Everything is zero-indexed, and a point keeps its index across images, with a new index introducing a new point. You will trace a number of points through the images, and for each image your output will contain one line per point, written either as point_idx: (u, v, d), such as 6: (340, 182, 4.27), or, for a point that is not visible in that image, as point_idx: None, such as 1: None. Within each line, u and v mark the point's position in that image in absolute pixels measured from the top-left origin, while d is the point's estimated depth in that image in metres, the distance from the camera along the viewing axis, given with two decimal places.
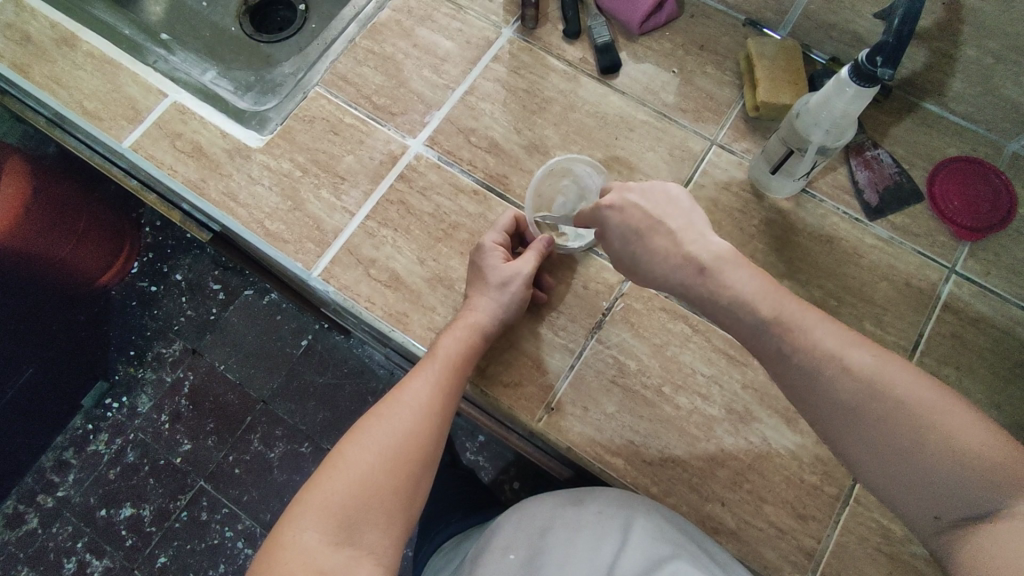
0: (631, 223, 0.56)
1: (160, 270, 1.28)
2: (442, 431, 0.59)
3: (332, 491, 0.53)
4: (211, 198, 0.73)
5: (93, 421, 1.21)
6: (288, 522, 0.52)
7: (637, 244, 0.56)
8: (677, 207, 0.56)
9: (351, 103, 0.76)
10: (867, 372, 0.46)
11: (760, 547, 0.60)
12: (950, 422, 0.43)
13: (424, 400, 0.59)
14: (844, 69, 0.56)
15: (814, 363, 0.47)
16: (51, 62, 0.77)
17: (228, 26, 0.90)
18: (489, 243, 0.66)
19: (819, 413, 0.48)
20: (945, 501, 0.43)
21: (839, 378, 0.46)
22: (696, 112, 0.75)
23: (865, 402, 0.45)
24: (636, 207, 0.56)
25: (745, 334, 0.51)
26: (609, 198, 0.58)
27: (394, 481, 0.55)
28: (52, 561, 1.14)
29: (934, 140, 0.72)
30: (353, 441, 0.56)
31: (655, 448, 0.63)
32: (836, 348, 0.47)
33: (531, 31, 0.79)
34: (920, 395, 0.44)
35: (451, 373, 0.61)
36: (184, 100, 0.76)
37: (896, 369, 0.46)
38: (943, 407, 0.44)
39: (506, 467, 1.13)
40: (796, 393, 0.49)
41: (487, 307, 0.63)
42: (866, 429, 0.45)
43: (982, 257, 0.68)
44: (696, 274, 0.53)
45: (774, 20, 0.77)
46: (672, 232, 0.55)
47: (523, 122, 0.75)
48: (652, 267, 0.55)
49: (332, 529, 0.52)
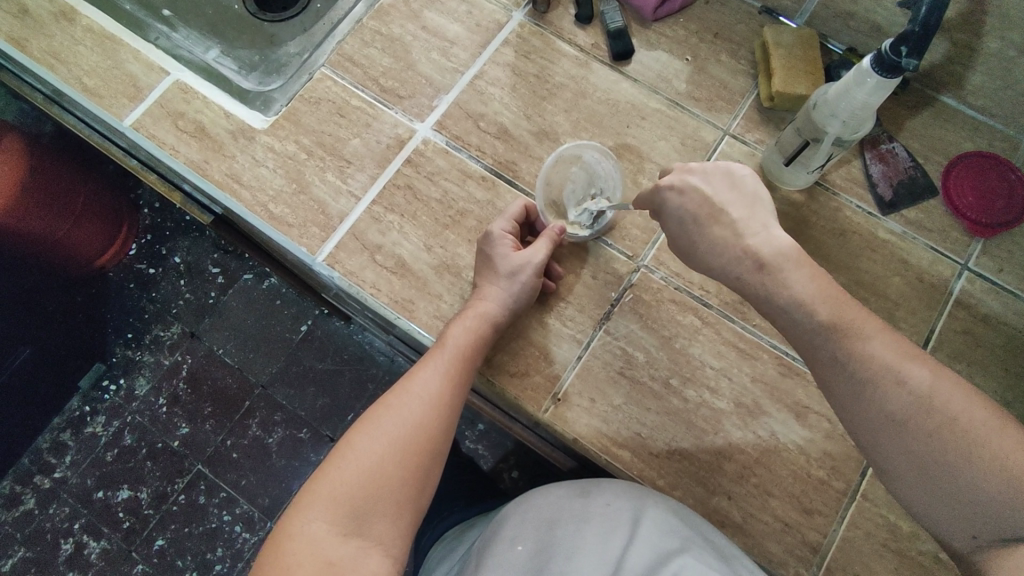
0: (690, 210, 0.55)
1: (157, 253, 1.26)
2: (452, 422, 0.59)
3: (340, 482, 0.53)
4: (213, 179, 0.71)
5: (90, 403, 1.20)
6: (295, 512, 0.52)
7: (698, 234, 0.55)
8: (741, 195, 0.55)
9: (357, 85, 0.75)
10: (922, 388, 0.46)
11: (765, 541, 0.60)
12: (998, 441, 0.43)
13: (433, 389, 0.58)
14: (865, 59, 0.55)
15: (869, 371, 0.47)
16: (49, 36, 0.75)
17: (231, 4, 0.86)
18: (498, 231, 0.65)
19: (865, 420, 0.48)
20: (986, 522, 0.43)
21: (891, 390, 0.46)
22: (708, 102, 0.74)
23: (917, 414, 0.45)
24: (697, 190, 0.55)
25: (794, 332, 0.51)
26: (670, 179, 0.57)
27: (403, 472, 0.54)
28: (49, 542, 1.13)
29: (950, 134, 0.71)
30: (362, 430, 0.56)
31: (662, 440, 0.62)
32: (894, 359, 0.47)
33: (542, 15, 0.77)
34: (973, 413, 0.44)
35: (462, 363, 0.60)
36: (186, 79, 0.75)
37: (951, 389, 0.46)
38: (994, 427, 0.44)
39: (505, 456, 1.13)
40: (841, 397, 0.49)
41: (497, 297, 0.62)
42: (910, 442, 0.46)
43: (995, 255, 0.68)
44: (755, 269, 0.52)
45: (790, 9, 0.75)
46: (734, 222, 0.54)
47: (532, 108, 0.74)
48: (707, 258, 0.55)
49: (339, 521, 0.51)
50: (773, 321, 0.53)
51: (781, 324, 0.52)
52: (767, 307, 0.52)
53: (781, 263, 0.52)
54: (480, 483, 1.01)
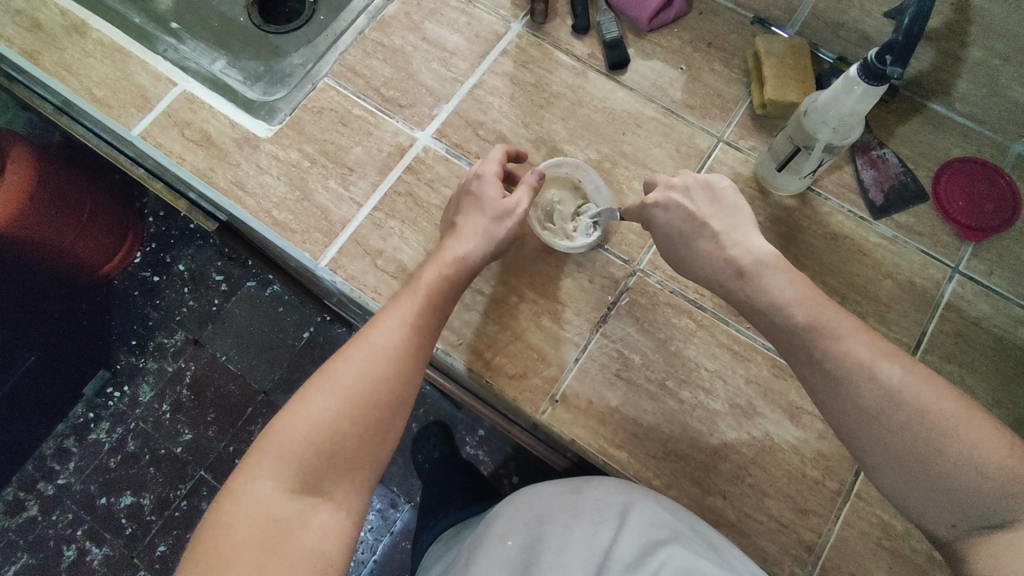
0: (675, 224, 0.59)
1: (161, 260, 1.28)
2: (413, 374, 0.57)
3: (289, 438, 0.51)
4: (219, 187, 0.73)
5: (94, 410, 1.21)
6: (241, 471, 0.50)
7: (684, 246, 0.59)
8: (721, 208, 0.58)
9: (359, 95, 0.77)
10: (893, 381, 0.47)
11: (760, 541, 0.61)
12: (968, 430, 0.44)
13: (393, 340, 0.56)
14: (853, 68, 0.57)
15: (843, 368, 0.49)
16: (60, 49, 0.77)
17: (237, 16, 0.88)
18: (487, 174, 0.66)
19: (842, 416, 0.49)
20: (962, 510, 0.44)
21: (864, 385, 0.48)
22: (702, 109, 0.76)
23: (889, 408, 0.46)
24: (679, 206, 0.59)
25: (778, 333, 0.53)
26: (655, 197, 0.61)
27: (357, 426, 0.53)
28: (52, 549, 1.14)
29: (939, 141, 0.73)
30: (316, 384, 0.54)
31: (658, 441, 0.63)
32: (868, 356, 0.48)
33: (539, 26, 0.79)
34: (945, 406, 0.45)
35: (425, 315, 0.59)
36: (193, 90, 0.77)
37: (922, 381, 0.47)
38: (964, 417, 0.45)
39: (505, 462, 1.15)
40: (820, 394, 0.51)
41: (471, 241, 0.62)
42: (886, 435, 0.46)
43: (985, 258, 0.69)
44: (735, 278, 0.56)
45: (782, 18, 0.77)
46: (717, 234, 0.57)
47: (530, 116, 0.76)
48: (695, 268, 0.59)
49: (288, 479, 0.50)
50: (758, 324, 0.55)
51: (764, 326, 0.55)
52: (758, 308, 0.54)
53: (760, 269, 0.54)
54: (481, 486, 1.02)
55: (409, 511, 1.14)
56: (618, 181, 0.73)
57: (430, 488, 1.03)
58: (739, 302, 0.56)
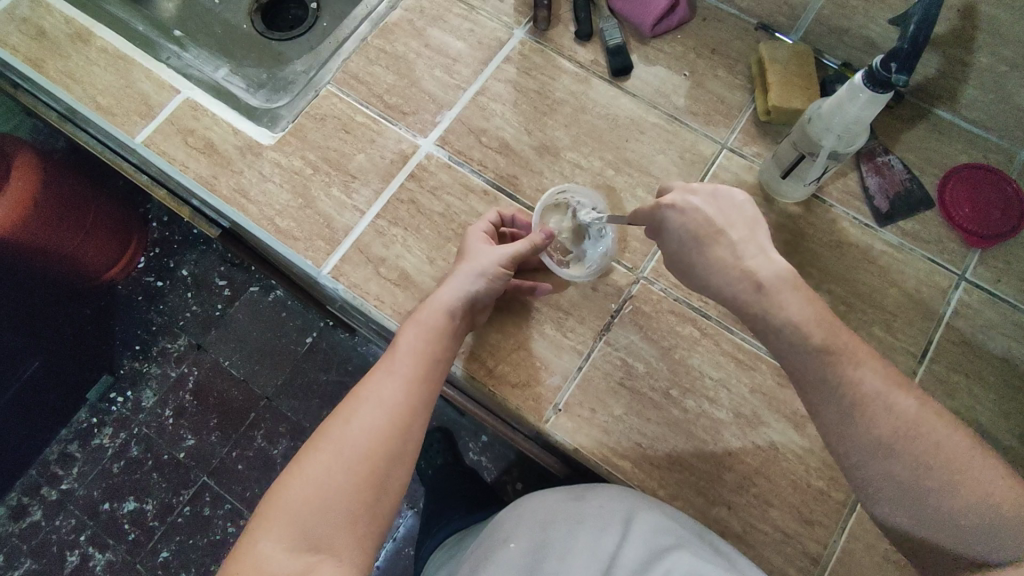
0: (692, 228, 0.54)
1: (165, 266, 1.28)
2: (411, 423, 0.56)
3: (287, 498, 0.51)
4: (221, 194, 0.73)
5: (98, 415, 1.21)
6: (248, 533, 0.51)
7: (698, 253, 0.54)
8: (740, 215, 0.54)
9: (362, 102, 0.77)
10: (907, 417, 0.48)
11: (766, 552, 0.60)
12: (975, 467, 0.47)
13: (385, 394, 0.56)
14: (858, 75, 0.56)
15: (859, 399, 0.49)
16: (65, 57, 0.77)
17: (240, 24, 0.89)
18: (478, 232, 0.66)
19: (855, 446, 0.49)
20: (963, 541, 0.47)
21: (881, 418, 0.48)
22: (706, 116, 0.75)
23: (905, 442, 0.48)
24: (697, 211, 0.54)
25: (791, 360, 0.52)
26: (672, 198, 0.55)
27: (354, 480, 0.52)
28: (55, 554, 1.14)
29: (945, 147, 0.72)
30: (313, 444, 0.54)
31: (662, 450, 0.63)
32: (884, 388, 0.49)
33: (542, 33, 0.79)
34: (954, 442, 0.48)
35: (417, 364, 0.58)
36: (196, 97, 0.77)
37: (932, 418, 0.49)
38: (971, 454, 0.47)
39: (508, 468, 1.14)
40: (831, 421, 0.51)
41: (457, 286, 0.61)
42: (899, 468, 0.48)
43: (992, 266, 0.68)
44: (752, 291, 0.52)
45: (786, 25, 0.77)
46: (734, 244, 0.53)
47: (533, 123, 0.76)
48: (708, 277, 0.54)
49: (289, 537, 0.50)
50: (777, 352, 0.53)
51: (779, 352, 0.53)
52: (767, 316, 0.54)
53: (779, 285, 0.52)
54: (484, 493, 1.02)
55: (412, 518, 1.13)
56: (622, 189, 0.73)
57: (433, 494, 1.03)
58: (753, 321, 0.53)
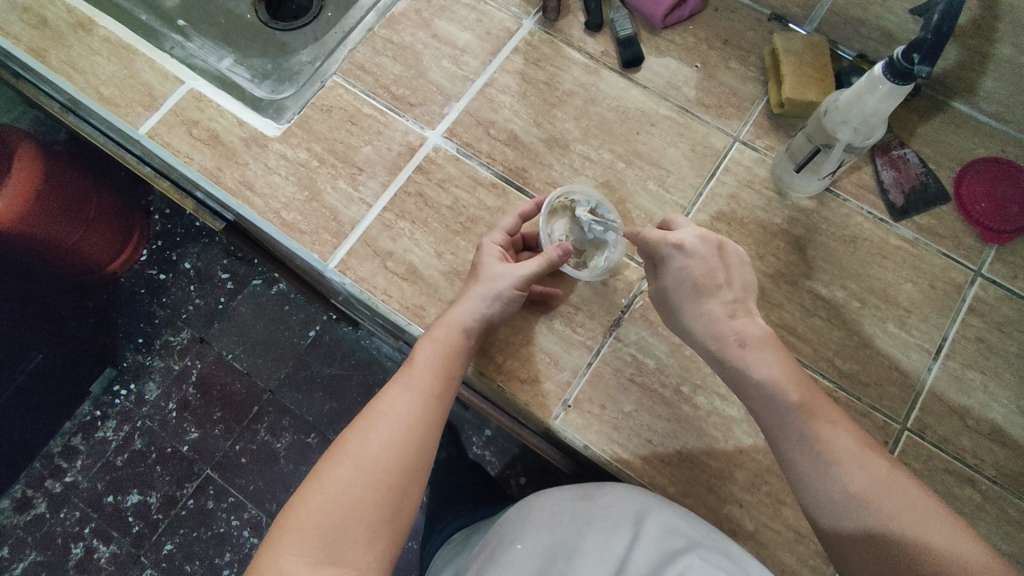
0: (694, 275, 0.59)
1: (168, 258, 1.28)
2: (428, 439, 0.56)
3: (305, 513, 0.50)
4: (226, 187, 0.72)
5: (101, 408, 1.21)
6: (267, 549, 0.50)
7: (691, 300, 0.59)
8: (735, 272, 0.60)
9: (369, 93, 0.76)
10: (876, 473, 0.51)
11: (777, 550, 0.60)
12: (942, 527, 0.49)
13: (402, 409, 0.56)
14: (877, 66, 0.55)
15: (832, 450, 0.52)
16: (67, 46, 0.76)
17: (244, 13, 0.87)
18: (490, 244, 0.64)
19: (827, 496, 0.52)
20: None
21: (851, 469, 0.51)
22: (718, 108, 0.74)
23: (871, 494, 0.50)
24: (702, 260, 0.59)
25: (769, 417, 0.55)
26: (680, 239, 0.60)
27: (374, 493, 0.52)
28: (59, 546, 1.14)
29: (962, 141, 0.71)
30: (330, 458, 0.54)
31: (673, 447, 0.62)
32: (855, 449, 0.53)
33: (552, 23, 0.78)
34: (920, 501, 0.50)
35: (433, 379, 0.58)
36: (200, 88, 0.76)
37: (900, 478, 0.51)
38: (938, 515, 0.50)
39: (513, 462, 1.14)
40: (805, 472, 0.53)
41: (471, 307, 0.60)
42: (867, 521, 0.50)
43: (1008, 261, 0.67)
44: (737, 345, 0.57)
45: (800, 16, 0.76)
46: (727, 301, 0.59)
47: (542, 115, 0.74)
48: (693, 325, 0.59)
49: (310, 550, 0.49)
50: (754, 412, 0.56)
51: (755, 410, 0.56)
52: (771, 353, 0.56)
53: (761, 343, 0.57)
54: (490, 487, 1.02)
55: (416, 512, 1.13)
56: (632, 182, 0.72)
57: (437, 489, 1.02)
58: (732, 369, 0.57)
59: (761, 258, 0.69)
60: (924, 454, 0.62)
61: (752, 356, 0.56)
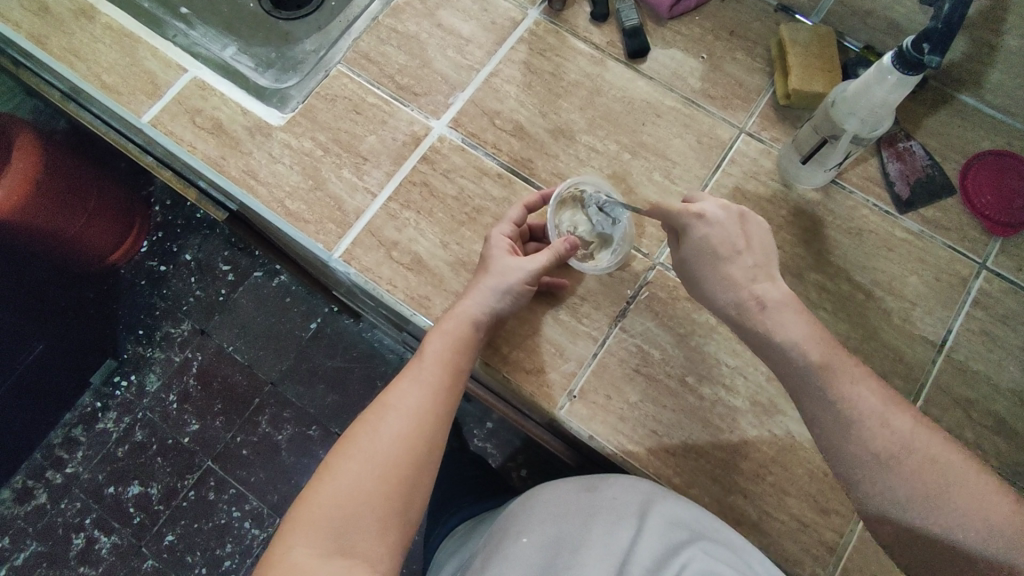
0: (713, 242, 0.58)
1: (168, 250, 1.27)
2: (438, 431, 0.56)
3: (317, 505, 0.51)
4: (230, 176, 0.72)
5: (102, 399, 1.21)
6: (279, 540, 0.50)
7: (710, 266, 0.58)
8: (757, 236, 0.58)
9: (373, 83, 0.75)
10: (904, 431, 0.51)
11: (781, 541, 0.60)
12: (971, 482, 0.49)
13: (412, 402, 0.56)
14: (885, 57, 0.55)
15: (857, 412, 0.52)
16: (69, 34, 0.76)
17: (246, 2, 0.86)
18: (498, 235, 0.64)
19: (853, 457, 0.52)
20: (960, 557, 0.49)
21: (878, 430, 0.51)
22: (724, 100, 0.74)
23: (899, 454, 0.50)
24: (722, 226, 0.58)
25: (788, 373, 0.55)
26: (701, 207, 0.59)
27: (384, 485, 0.52)
28: (60, 537, 1.14)
29: (968, 133, 0.71)
30: (341, 451, 0.54)
31: (678, 438, 0.62)
32: (879, 403, 0.52)
33: (557, 13, 0.77)
34: (949, 458, 0.50)
35: (443, 371, 0.58)
36: (203, 76, 0.75)
37: (928, 434, 0.51)
38: (968, 471, 0.50)
39: (514, 455, 1.15)
40: (829, 432, 0.53)
41: (480, 299, 0.60)
42: (896, 480, 0.50)
43: (1013, 254, 0.68)
44: (756, 308, 0.56)
45: (807, 6, 0.75)
46: (749, 267, 0.57)
47: (547, 106, 0.74)
48: (714, 290, 0.58)
49: (322, 542, 0.49)
50: (773, 366, 0.56)
51: (775, 365, 0.56)
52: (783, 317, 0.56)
53: (782, 308, 0.56)
54: (492, 479, 1.02)
55: None
56: (638, 173, 0.72)
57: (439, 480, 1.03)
58: None
59: None
60: None
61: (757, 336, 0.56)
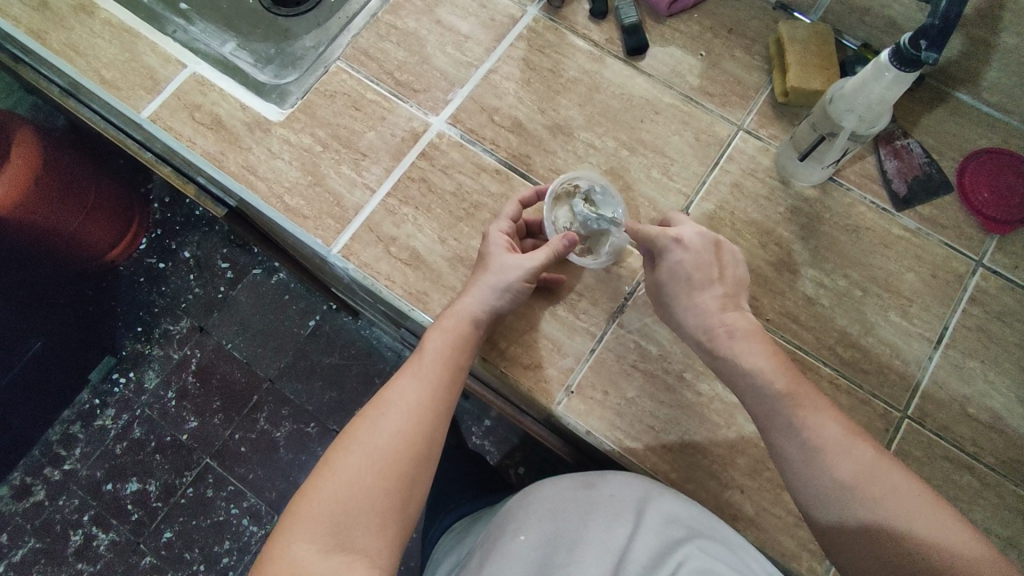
0: (687, 269, 0.59)
1: (166, 247, 1.27)
2: (437, 428, 0.56)
3: (318, 500, 0.51)
4: (229, 171, 0.72)
5: (100, 396, 1.21)
6: (279, 536, 0.50)
7: (683, 293, 0.59)
8: (730, 260, 0.60)
9: (372, 79, 0.75)
10: (866, 462, 0.51)
11: (778, 536, 0.60)
12: (930, 516, 0.49)
13: (412, 398, 0.56)
14: (884, 53, 0.55)
15: (823, 441, 0.52)
16: (68, 29, 0.76)
17: None
18: (496, 232, 0.64)
19: (817, 487, 0.52)
20: None
21: (841, 460, 0.52)
22: (722, 97, 0.74)
23: (860, 484, 0.51)
24: (695, 254, 0.59)
25: (756, 401, 0.55)
26: (678, 232, 0.59)
27: (385, 481, 0.52)
28: (58, 533, 1.14)
29: (966, 131, 0.71)
30: (341, 447, 0.54)
31: (675, 434, 0.63)
32: (843, 435, 0.53)
33: (556, 10, 0.78)
34: (910, 491, 0.50)
35: (443, 368, 0.58)
36: (202, 72, 0.75)
37: (890, 468, 0.52)
38: (927, 505, 0.50)
39: (512, 452, 1.15)
40: (794, 463, 0.53)
41: (480, 297, 0.61)
42: (855, 511, 0.50)
43: (1010, 251, 0.68)
44: (726, 337, 0.57)
45: (805, 4, 0.76)
46: (719, 295, 0.59)
47: (546, 103, 0.74)
48: (685, 317, 0.59)
49: (322, 536, 0.49)
50: (739, 396, 0.57)
51: (742, 395, 0.57)
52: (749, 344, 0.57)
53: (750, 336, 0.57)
54: (490, 476, 1.02)
55: None
56: (636, 169, 0.72)
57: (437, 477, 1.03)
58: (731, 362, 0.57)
59: (764, 246, 0.69)
60: (923, 441, 0.63)
61: (741, 346, 0.57)
